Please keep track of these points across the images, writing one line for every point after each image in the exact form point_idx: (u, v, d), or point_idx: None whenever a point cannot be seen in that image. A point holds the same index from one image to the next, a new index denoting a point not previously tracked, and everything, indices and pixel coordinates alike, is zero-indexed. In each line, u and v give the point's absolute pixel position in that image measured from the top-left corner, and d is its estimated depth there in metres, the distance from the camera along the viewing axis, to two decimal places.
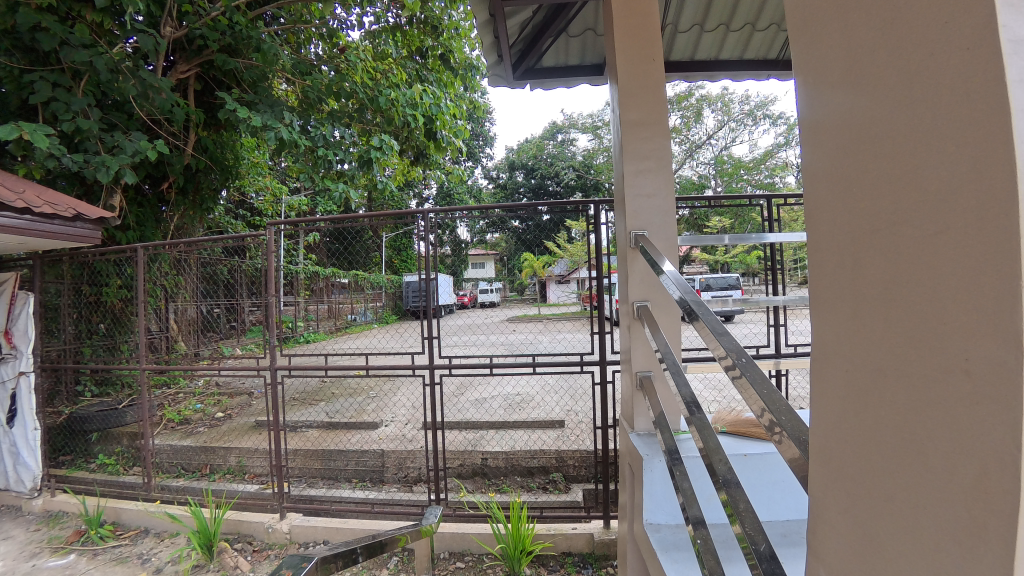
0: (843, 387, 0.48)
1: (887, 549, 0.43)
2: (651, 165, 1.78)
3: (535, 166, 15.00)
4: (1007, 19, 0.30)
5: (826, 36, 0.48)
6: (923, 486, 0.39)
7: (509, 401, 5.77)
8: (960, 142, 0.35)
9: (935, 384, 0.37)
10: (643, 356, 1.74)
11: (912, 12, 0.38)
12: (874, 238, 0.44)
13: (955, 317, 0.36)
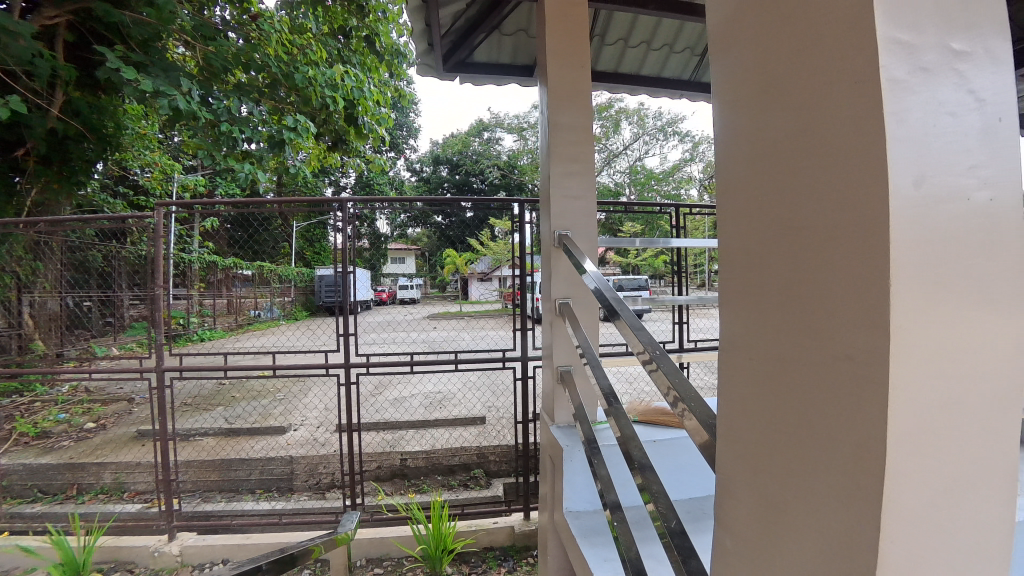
0: (733, 385, 0.52)
1: (778, 534, 0.46)
2: (577, 168, 1.86)
3: (460, 162, 14.87)
4: (886, 60, 0.36)
5: (728, 63, 0.52)
6: (805, 468, 0.43)
7: (429, 399, 5.67)
8: (832, 165, 0.40)
9: (816, 380, 0.42)
10: (563, 351, 1.82)
11: (807, 41, 0.42)
12: (761, 252, 0.48)
13: (833, 317, 0.40)
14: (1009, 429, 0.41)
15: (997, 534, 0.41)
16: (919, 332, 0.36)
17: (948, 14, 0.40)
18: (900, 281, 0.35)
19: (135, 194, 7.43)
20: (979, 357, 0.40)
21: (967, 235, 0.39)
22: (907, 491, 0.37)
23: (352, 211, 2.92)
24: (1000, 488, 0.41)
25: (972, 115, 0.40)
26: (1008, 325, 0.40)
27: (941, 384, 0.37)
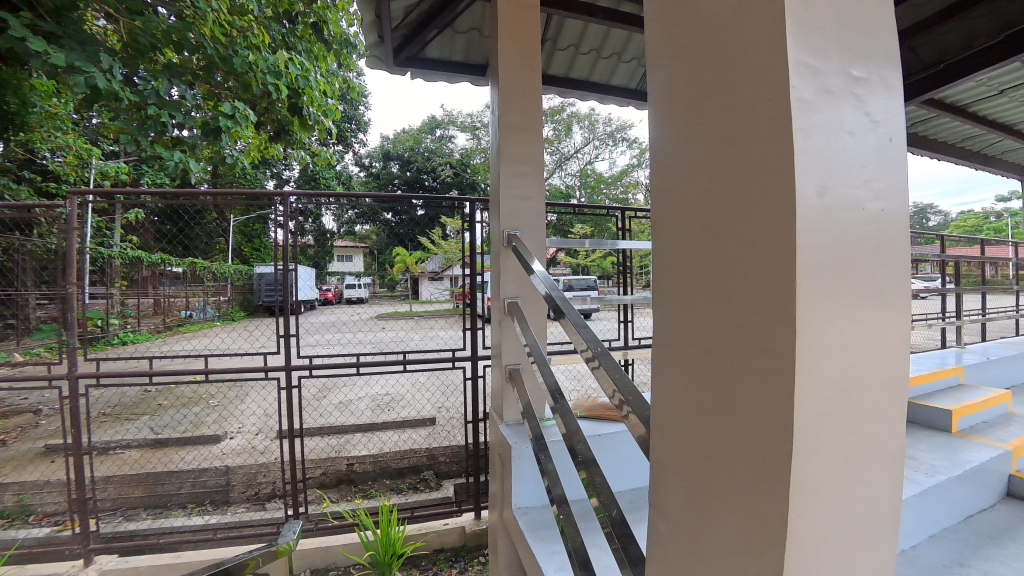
0: (663, 377, 0.54)
1: (703, 514, 0.50)
2: (527, 169, 1.89)
3: (411, 159, 14.55)
4: (795, 82, 0.40)
5: (664, 75, 0.55)
6: (723, 453, 0.46)
7: (377, 402, 5.52)
8: (749, 173, 0.43)
9: (732, 371, 0.45)
10: (512, 349, 1.84)
11: (729, 58, 0.46)
12: (687, 252, 0.51)
13: (746, 312, 0.43)
14: (891, 410, 0.47)
15: (879, 501, 0.48)
16: (819, 324, 0.40)
17: (852, 40, 0.46)
18: (803, 279, 0.39)
19: (41, 180, 6.61)
20: (869, 350, 0.45)
21: (860, 239, 0.44)
22: (808, 466, 0.41)
23: (295, 206, 2.79)
24: (883, 462, 0.47)
25: (867, 134, 0.46)
26: (891, 322, 0.46)
27: (838, 372, 0.42)
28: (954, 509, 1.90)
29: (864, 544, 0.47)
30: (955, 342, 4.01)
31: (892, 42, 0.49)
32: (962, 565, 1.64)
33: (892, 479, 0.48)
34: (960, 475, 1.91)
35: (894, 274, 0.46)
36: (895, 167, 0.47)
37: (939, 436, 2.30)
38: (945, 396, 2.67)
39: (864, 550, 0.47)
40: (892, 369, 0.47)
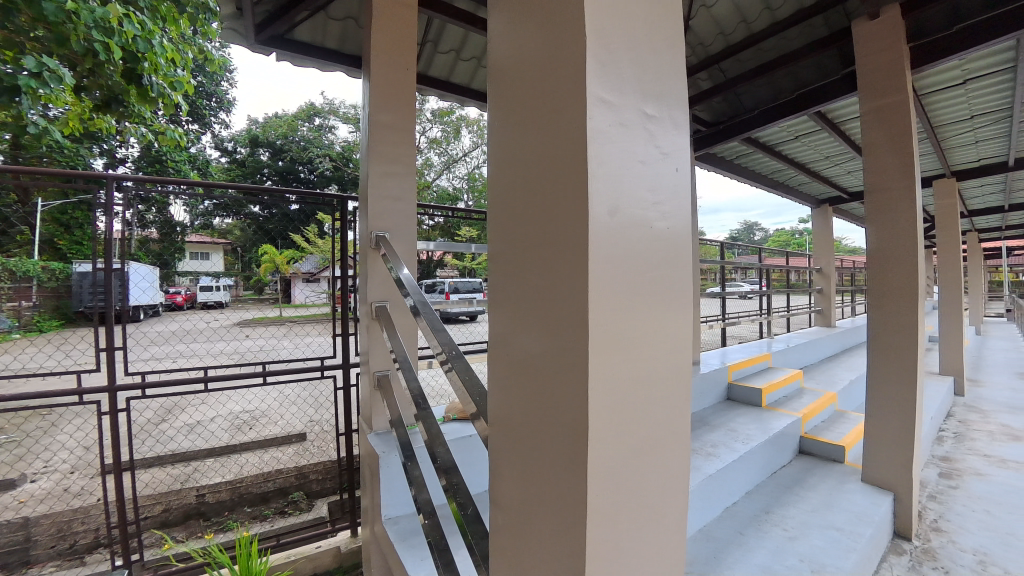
0: (498, 375, 0.57)
1: (528, 501, 0.53)
2: (399, 169, 1.84)
3: (283, 147, 13.06)
4: (592, 113, 0.45)
5: (502, 90, 0.58)
6: (540, 444, 0.49)
7: (235, 421, 4.85)
8: (558, 188, 0.47)
9: (545, 369, 0.48)
10: (381, 356, 1.77)
11: (548, 82, 0.49)
12: (514, 258, 0.53)
13: (554, 315, 0.47)
14: (682, 401, 0.54)
15: (675, 483, 0.54)
16: (612, 325, 0.45)
17: (648, 83, 0.51)
18: (593, 285, 0.43)
19: None
20: (662, 349, 0.51)
21: (652, 252, 0.50)
22: (603, 455, 0.45)
23: (136, 193, 2.28)
24: (676, 446, 0.54)
25: (659, 161, 0.52)
26: (680, 325, 0.53)
27: (630, 369, 0.47)
28: (762, 470, 2.34)
29: (661, 523, 0.53)
30: (766, 333, 4.96)
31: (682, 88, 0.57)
32: (766, 514, 2.03)
33: (685, 461, 0.55)
34: (764, 441, 2.36)
35: (681, 283, 0.53)
36: (682, 194, 0.54)
37: (752, 411, 2.83)
38: (757, 378, 3.28)
39: (663, 527, 0.53)
40: (682, 367, 0.54)
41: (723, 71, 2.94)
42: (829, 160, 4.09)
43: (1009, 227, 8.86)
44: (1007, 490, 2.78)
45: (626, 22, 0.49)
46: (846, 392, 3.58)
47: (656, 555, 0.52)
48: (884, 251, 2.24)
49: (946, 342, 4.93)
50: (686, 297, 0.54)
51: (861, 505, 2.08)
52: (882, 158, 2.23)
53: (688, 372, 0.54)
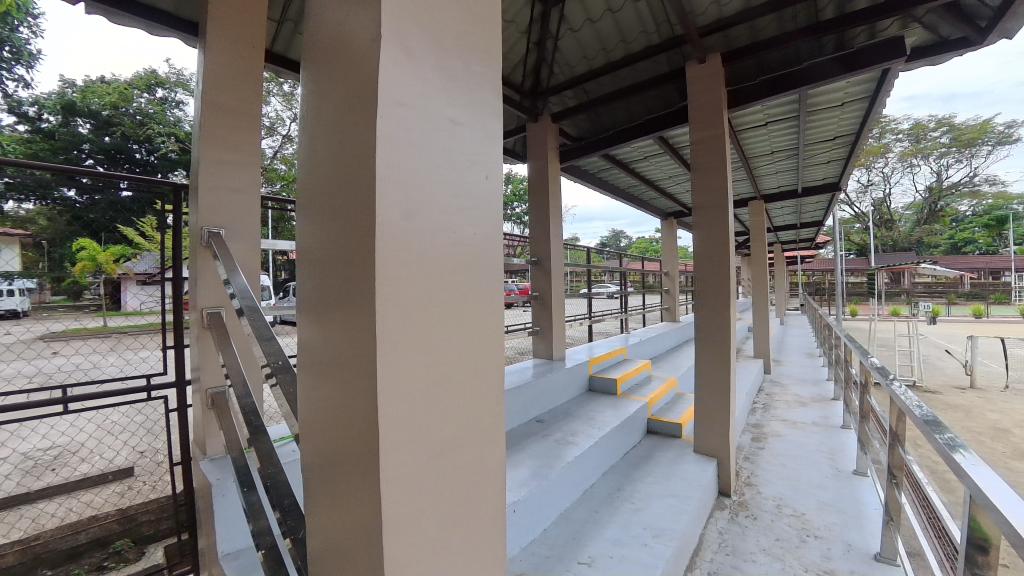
0: (312, 374, 0.55)
1: (335, 504, 0.51)
2: (239, 158, 1.63)
3: (108, 119, 10.50)
4: (385, 109, 0.44)
5: (320, 77, 0.56)
6: (343, 444, 0.48)
7: (27, 463, 3.81)
8: (355, 183, 0.46)
9: (345, 368, 0.47)
10: (214, 372, 1.59)
11: (352, 73, 0.48)
12: (325, 253, 0.52)
13: (351, 312, 0.46)
14: (495, 399, 0.55)
15: (489, 480, 0.55)
16: (405, 329, 0.45)
17: (455, 91, 0.52)
18: (381, 288, 0.43)
19: None
20: (470, 349, 0.52)
21: (456, 255, 0.51)
22: (396, 459, 0.44)
23: None
24: (489, 444, 0.55)
25: (466, 166, 0.53)
26: (492, 325, 0.55)
27: (430, 371, 0.47)
28: (615, 451, 2.61)
29: (473, 522, 0.53)
30: (625, 329, 5.56)
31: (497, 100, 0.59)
32: (618, 491, 2.26)
33: (500, 459, 0.57)
34: (617, 426, 2.64)
35: (492, 285, 0.55)
36: (490, 200, 0.57)
37: (610, 399, 3.15)
38: (614, 369, 3.64)
39: (477, 526, 0.53)
40: (494, 366, 0.56)
41: (586, 92, 3.19)
42: (671, 178, 4.75)
43: (802, 240, 11.27)
44: (795, 446, 3.53)
45: (431, 26, 0.49)
46: (685, 377, 4.18)
47: (470, 556, 0.53)
48: (708, 252, 2.66)
49: (756, 331, 6.08)
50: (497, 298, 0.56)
51: (691, 473, 2.45)
52: (707, 177, 2.63)
53: (500, 372, 0.56)
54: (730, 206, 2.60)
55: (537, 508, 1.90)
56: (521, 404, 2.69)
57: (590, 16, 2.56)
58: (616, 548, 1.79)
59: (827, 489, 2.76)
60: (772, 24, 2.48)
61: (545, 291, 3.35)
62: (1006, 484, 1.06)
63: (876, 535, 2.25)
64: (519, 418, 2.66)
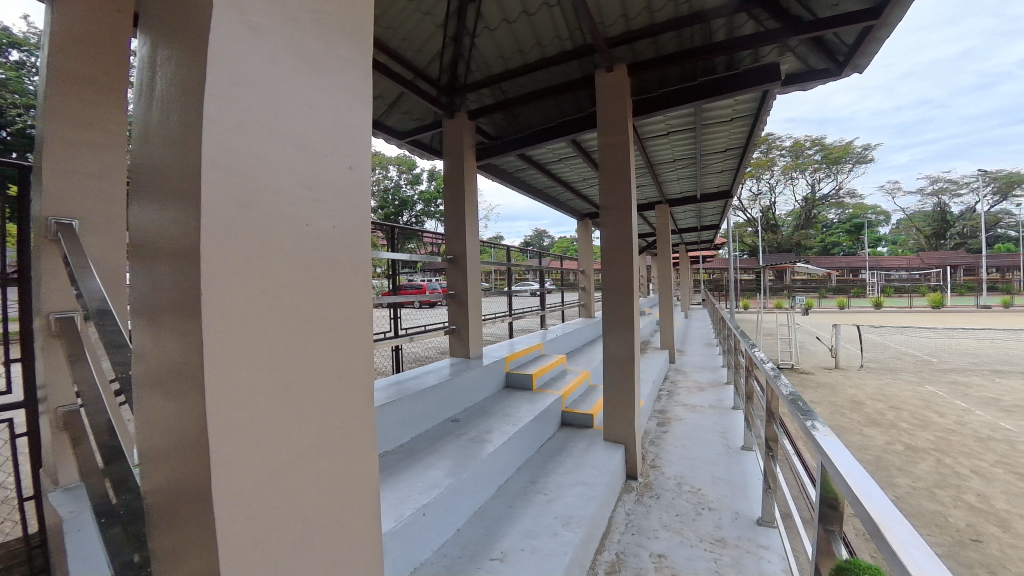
0: (153, 378, 0.54)
1: (178, 508, 0.52)
2: (96, 138, 1.39)
3: None
4: (210, 117, 0.46)
5: (155, 76, 0.55)
6: (181, 444, 0.49)
7: None
8: (184, 187, 0.47)
9: (180, 369, 0.48)
10: (65, 388, 1.37)
11: (182, 78, 0.49)
12: (159, 256, 0.52)
13: (184, 314, 0.47)
14: (355, 391, 0.59)
15: (353, 454, 0.59)
16: (243, 318, 0.48)
17: (305, 95, 0.54)
18: (205, 296, 0.45)
19: None
20: (327, 333, 0.55)
21: (308, 244, 0.54)
22: (236, 440, 0.47)
23: None
24: (351, 434, 0.58)
25: (324, 157, 0.56)
26: (352, 321, 0.58)
27: (274, 357, 0.50)
28: (530, 445, 2.67)
29: (336, 509, 0.56)
30: (544, 325, 5.71)
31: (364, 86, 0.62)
32: (532, 484, 2.32)
33: (364, 446, 0.60)
34: (532, 420, 2.71)
35: (348, 286, 0.58)
36: (353, 188, 0.60)
37: (527, 394, 3.21)
38: (531, 365, 3.72)
39: (336, 520, 0.56)
40: (358, 346, 0.60)
41: (503, 92, 3.21)
42: (585, 181, 4.97)
43: (704, 241, 12.41)
44: (694, 428, 3.88)
45: (273, 30, 0.51)
46: (599, 370, 4.41)
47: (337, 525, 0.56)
48: (613, 251, 2.81)
49: (663, 325, 6.58)
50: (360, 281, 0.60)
51: (600, 461, 2.58)
52: (613, 180, 2.79)
53: (359, 366, 0.59)
54: (634, 208, 2.77)
55: (450, 508, 1.87)
56: (436, 403, 2.64)
57: (507, 16, 2.53)
58: (528, 540, 1.83)
59: (720, 466, 3.07)
60: (672, 42, 2.69)
61: (460, 289, 3.34)
62: (848, 451, 1.25)
63: (759, 502, 2.54)
64: (433, 418, 2.61)
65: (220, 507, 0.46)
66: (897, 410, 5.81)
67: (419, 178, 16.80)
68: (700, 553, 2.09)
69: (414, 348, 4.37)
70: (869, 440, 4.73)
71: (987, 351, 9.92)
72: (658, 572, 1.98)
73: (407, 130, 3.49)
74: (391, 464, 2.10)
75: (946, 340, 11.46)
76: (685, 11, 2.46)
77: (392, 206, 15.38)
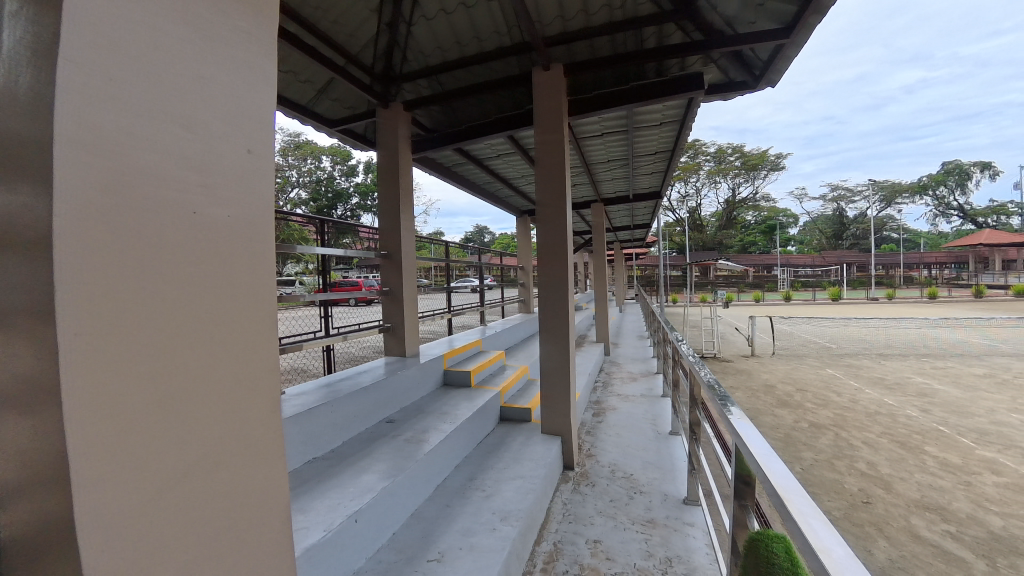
0: None
1: (22, 524, 0.49)
2: None
3: None
4: (62, 106, 0.46)
5: None
6: (31, 448, 0.48)
7: None
8: (33, 178, 0.47)
9: (30, 365, 0.47)
10: None
11: (25, 65, 0.48)
12: None
13: (36, 308, 0.47)
14: (244, 373, 0.62)
15: (261, 417, 0.64)
16: (126, 300, 0.50)
17: (181, 85, 0.56)
18: (67, 283, 0.46)
19: None
20: (224, 309, 0.60)
21: (204, 225, 0.58)
22: (126, 416, 0.50)
23: None
24: (243, 415, 0.62)
25: (224, 141, 0.61)
26: (239, 305, 0.62)
27: (166, 333, 0.54)
28: (468, 442, 2.66)
29: (231, 487, 0.60)
30: (484, 322, 5.71)
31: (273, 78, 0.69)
32: (469, 482, 2.31)
33: (257, 426, 0.64)
34: (469, 417, 2.70)
35: (235, 271, 0.61)
36: (253, 172, 0.65)
37: (466, 392, 3.19)
38: (469, 362, 3.70)
39: (231, 496, 0.59)
40: (247, 329, 0.63)
41: (440, 84, 3.14)
42: (523, 178, 5.02)
43: (636, 240, 13.07)
44: (626, 417, 4.08)
45: (137, 20, 0.52)
46: (537, 365, 4.49)
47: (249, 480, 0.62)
48: (549, 247, 2.86)
49: (599, 319, 6.83)
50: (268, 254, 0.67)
51: (538, 454, 2.63)
52: (549, 178, 2.83)
53: (247, 348, 0.63)
54: (569, 205, 2.83)
55: (385, 513, 1.81)
56: (370, 404, 2.54)
57: (445, 6, 2.46)
58: (466, 538, 1.82)
59: (650, 451, 3.24)
60: (607, 46, 2.78)
61: (395, 285, 3.25)
62: (756, 430, 1.37)
63: (684, 483, 2.72)
64: (368, 420, 2.51)
65: (91, 491, 0.47)
66: (802, 392, 6.48)
67: (355, 170, 16.09)
68: (633, 536, 2.20)
69: (348, 348, 4.17)
70: (778, 419, 5.24)
71: (872, 338, 11.39)
72: (593, 558, 2.05)
73: (339, 118, 3.32)
74: (320, 471, 1.99)
75: (840, 329, 13.00)
76: (618, 16, 2.54)
77: (325, 199, 14.71)
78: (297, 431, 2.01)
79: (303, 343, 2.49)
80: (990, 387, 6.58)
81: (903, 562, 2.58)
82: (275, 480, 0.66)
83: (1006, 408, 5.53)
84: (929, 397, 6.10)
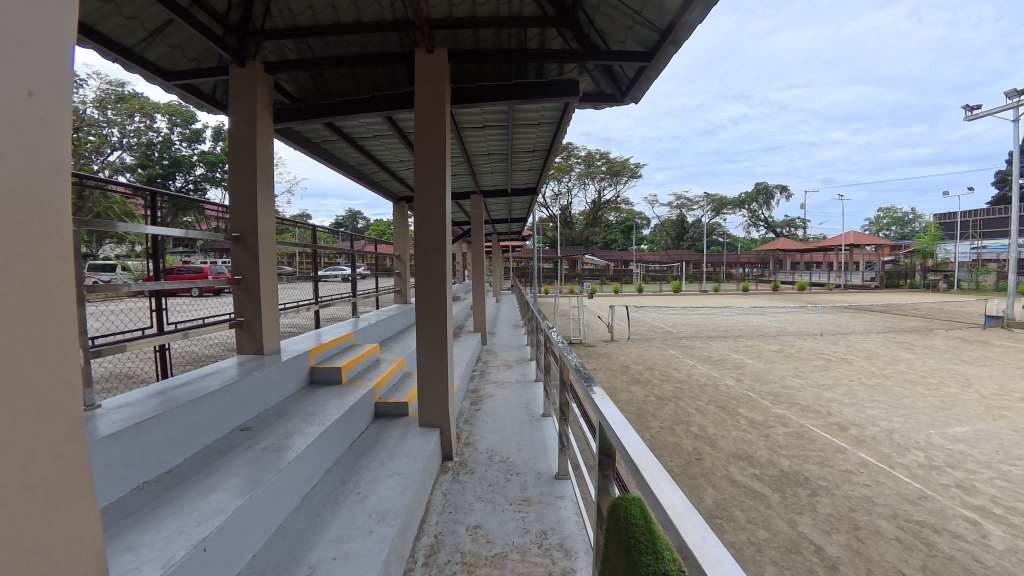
0: None
1: None
2: None
3: None
4: None
5: None
6: None
7: None
8: None
9: None
10: None
11: None
12: None
13: None
14: (25, 345, 0.57)
15: (51, 395, 0.60)
16: None
17: None
18: None
19: None
20: (8, 276, 0.55)
21: None
22: None
23: None
24: (28, 393, 0.57)
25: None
26: (20, 273, 0.56)
27: None
28: (339, 443, 2.48)
29: (27, 466, 0.56)
30: (357, 313, 5.34)
31: (70, 17, 0.64)
32: (342, 486, 2.15)
33: (51, 403, 0.60)
34: (341, 417, 2.51)
35: (12, 235, 0.55)
36: (36, 119, 0.59)
37: (337, 389, 2.96)
38: (339, 357, 3.42)
39: (31, 475, 0.57)
40: (32, 301, 0.58)
41: (309, 49, 2.81)
42: (401, 162, 4.79)
43: (514, 233, 13.59)
44: (502, 403, 4.24)
45: None
46: (413, 357, 4.37)
47: (45, 455, 0.58)
48: (426, 233, 2.78)
49: (478, 309, 6.93)
50: (60, 210, 0.62)
51: (416, 447, 2.59)
52: (428, 165, 2.74)
53: (29, 320, 0.57)
54: (448, 194, 2.79)
55: (241, 534, 1.57)
56: (219, 411, 2.18)
57: None
58: (340, 546, 1.70)
59: (524, 433, 3.43)
60: (491, 39, 2.80)
61: (249, 274, 2.82)
62: (616, 407, 1.54)
63: (554, 460, 2.94)
64: (215, 429, 2.16)
65: None
66: (651, 370, 7.54)
67: (198, 134, 13.55)
68: (510, 515, 2.31)
69: (186, 347, 3.52)
70: (632, 395, 6.02)
71: (701, 322, 13.78)
72: (473, 543, 2.09)
73: (179, 70, 2.74)
74: (152, 497, 1.64)
75: (678, 317, 15.44)
76: (504, 12, 2.59)
77: (155, 166, 12.19)
78: (119, 453, 1.62)
79: (126, 343, 2.00)
80: (779, 359, 8.52)
81: (725, 503, 3.21)
82: (76, 457, 0.63)
83: (789, 375, 7.23)
84: (741, 369, 7.63)
